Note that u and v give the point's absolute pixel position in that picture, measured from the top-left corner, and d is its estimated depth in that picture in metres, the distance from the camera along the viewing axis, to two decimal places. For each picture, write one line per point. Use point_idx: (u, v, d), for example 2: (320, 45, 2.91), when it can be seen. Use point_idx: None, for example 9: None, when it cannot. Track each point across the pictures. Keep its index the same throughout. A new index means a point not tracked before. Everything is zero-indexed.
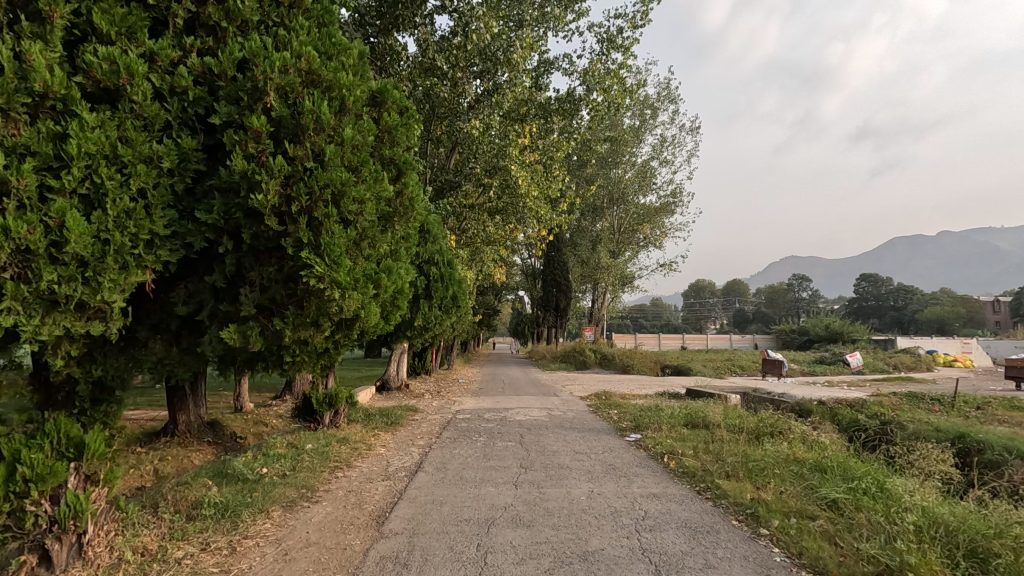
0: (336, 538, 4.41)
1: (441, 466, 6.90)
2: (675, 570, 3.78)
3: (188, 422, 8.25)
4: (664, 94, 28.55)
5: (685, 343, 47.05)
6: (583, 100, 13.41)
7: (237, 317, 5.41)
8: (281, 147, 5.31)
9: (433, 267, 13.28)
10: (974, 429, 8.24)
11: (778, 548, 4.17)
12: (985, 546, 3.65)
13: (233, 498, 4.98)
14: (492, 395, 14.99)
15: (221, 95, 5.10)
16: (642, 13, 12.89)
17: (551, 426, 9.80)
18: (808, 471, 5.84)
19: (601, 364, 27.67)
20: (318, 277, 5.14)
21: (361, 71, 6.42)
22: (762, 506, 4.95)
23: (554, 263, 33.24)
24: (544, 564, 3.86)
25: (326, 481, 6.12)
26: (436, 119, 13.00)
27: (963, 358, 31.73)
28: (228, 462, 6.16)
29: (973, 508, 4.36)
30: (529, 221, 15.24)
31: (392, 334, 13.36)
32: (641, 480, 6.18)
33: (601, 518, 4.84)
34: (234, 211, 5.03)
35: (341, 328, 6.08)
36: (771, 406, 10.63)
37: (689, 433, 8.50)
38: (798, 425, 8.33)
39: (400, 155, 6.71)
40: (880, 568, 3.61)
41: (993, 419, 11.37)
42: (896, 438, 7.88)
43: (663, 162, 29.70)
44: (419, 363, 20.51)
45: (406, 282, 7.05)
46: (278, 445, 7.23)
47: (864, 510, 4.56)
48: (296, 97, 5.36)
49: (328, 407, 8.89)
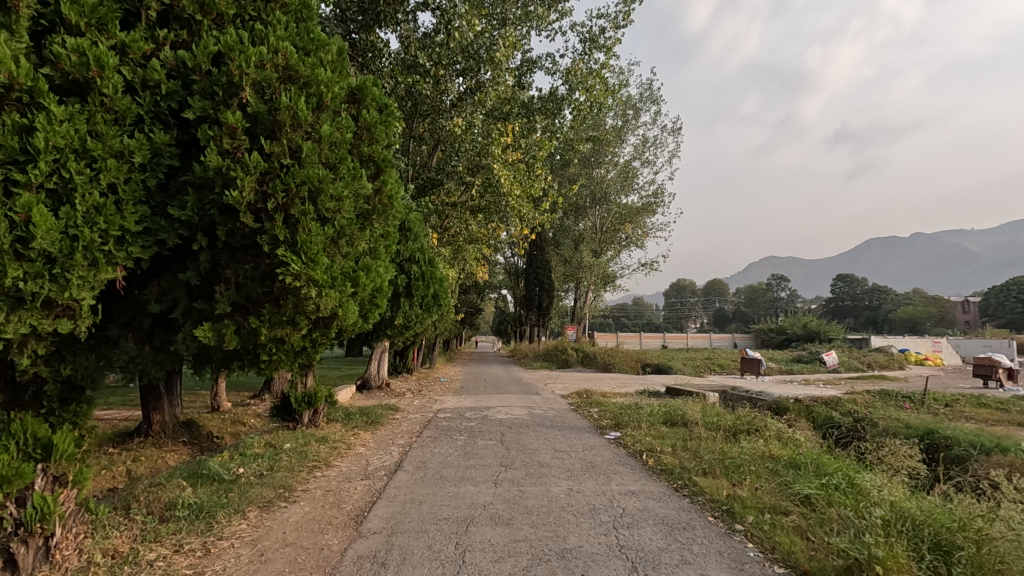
0: (313, 538, 4.37)
1: (421, 465, 6.86)
2: (652, 566, 3.82)
3: (163, 422, 8.08)
4: (647, 95, 28.73)
5: (666, 343, 47.42)
6: (565, 100, 13.52)
7: (212, 315, 5.34)
8: (257, 143, 5.24)
9: (414, 266, 13.19)
10: (942, 425, 8.47)
11: (752, 543, 4.24)
12: (949, 539, 3.76)
13: (208, 499, 4.91)
14: (472, 395, 14.92)
15: (195, 89, 5.01)
16: (624, 13, 13.00)
17: (532, 425, 9.82)
18: (783, 468, 5.96)
19: (582, 363, 27.76)
20: (294, 275, 5.12)
21: (340, 68, 6.38)
22: (737, 502, 5.03)
23: (536, 263, 33.26)
24: (523, 562, 3.87)
25: (304, 481, 6.06)
26: (419, 117, 12.95)
27: (933, 356, 32.62)
28: (203, 463, 6.06)
29: (940, 502, 4.49)
30: (511, 220, 15.24)
31: (373, 333, 13.26)
32: (620, 477, 6.24)
33: (580, 516, 4.88)
34: (209, 207, 4.94)
35: (318, 327, 6.02)
36: (748, 405, 10.80)
37: (668, 431, 8.56)
38: (774, 423, 8.47)
39: (379, 152, 6.64)
40: (849, 562, 3.67)
41: (961, 415, 11.72)
42: (868, 435, 8.07)
43: (645, 162, 29.94)
44: (401, 363, 20.39)
45: (385, 280, 7.01)
46: (254, 445, 7.12)
47: (836, 505, 4.66)
48: (273, 92, 5.29)
49: (307, 406, 8.78)
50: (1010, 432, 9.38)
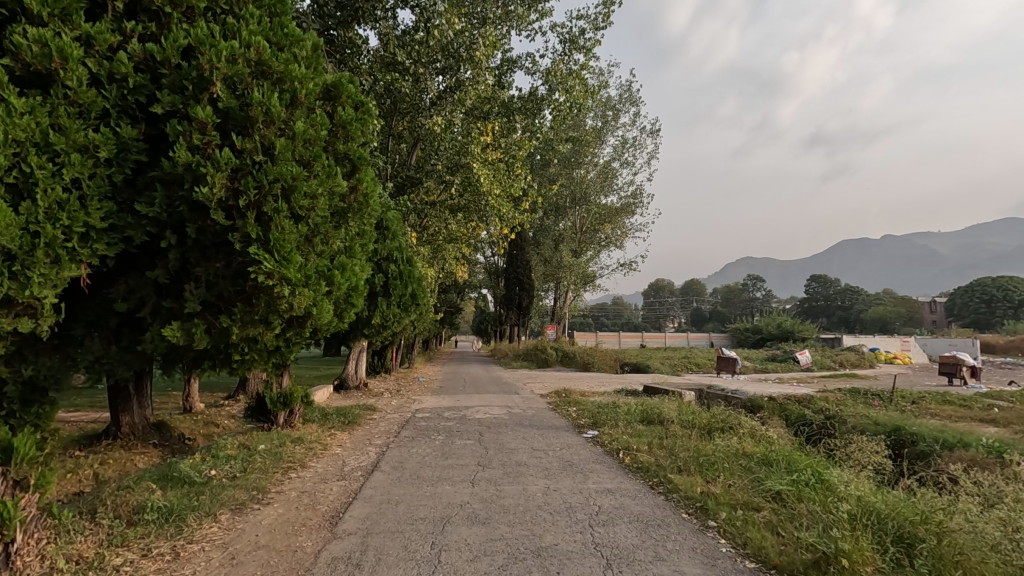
0: (286, 540, 4.31)
1: (398, 466, 6.81)
2: (627, 563, 3.87)
3: (132, 424, 7.87)
4: (626, 96, 28.88)
5: (644, 342, 47.88)
6: (545, 100, 13.60)
7: (182, 314, 5.23)
8: (228, 139, 5.15)
9: (392, 265, 13.11)
10: (909, 422, 8.71)
11: (725, 539, 4.32)
12: (911, 531, 3.87)
13: (178, 501, 4.80)
14: (451, 394, 14.83)
15: (164, 83, 4.90)
16: (604, 15, 13.10)
17: (510, 424, 9.84)
18: (756, 465, 6.08)
19: (562, 363, 27.89)
20: (267, 274, 5.07)
21: (315, 64, 6.30)
22: (710, 499, 5.11)
23: (516, 262, 33.30)
24: (498, 561, 3.87)
25: (279, 482, 5.97)
26: (398, 115, 12.87)
27: (902, 355, 33.52)
28: (173, 465, 5.92)
29: (904, 496, 4.63)
30: (491, 219, 15.20)
31: (350, 333, 13.15)
32: (597, 476, 6.28)
33: (556, 514, 4.91)
34: (178, 203, 4.85)
35: (292, 327, 5.95)
36: (723, 403, 11.00)
37: (644, 429, 8.66)
38: (748, 421, 8.64)
39: (355, 150, 6.57)
40: (817, 555, 3.75)
41: (926, 412, 12.09)
42: (837, 431, 8.28)
43: (625, 163, 30.16)
44: (379, 362, 20.24)
45: (361, 279, 6.96)
46: (227, 446, 6.97)
47: (806, 501, 4.76)
48: (245, 88, 5.21)
49: (283, 406, 8.65)
50: (972, 428, 9.73)
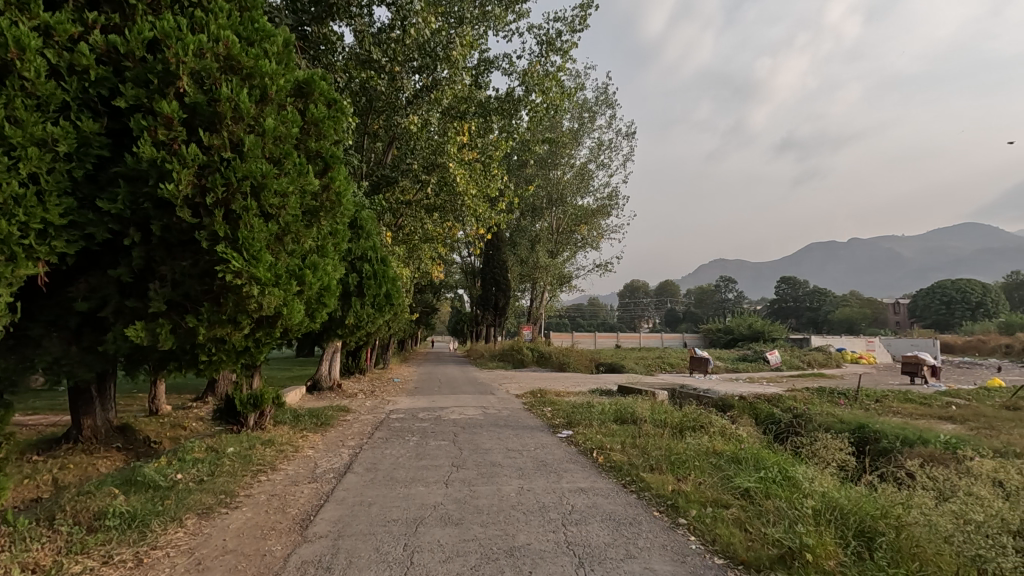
0: (255, 544, 4.24)
1: (371, 467, 6.75)
2: (598, 561, 3.90)
3: (94, 427, 7.62)
4: (602, 98, 29.09)
5: (619, 343, 48.38)
6: (522, 101, 13.64)
7: (146, 314, 5.10)
8: (195, 135, 5.04)
9: (366, 264, 13.00)
10: (872, 419, 8.98)
11: (694, 536, 4.39)
12: (872, 525, 4.00)
13: (142, 506, 4.67)
14: (427, 395, 14.76)
15: (128, 77, 4.77)
16: (580, 18, 13.21)
17: (485, 424, 9.82)
18: (725, 463, 6.20)
19: (537, 363, 27.98)
20: (235, 273, 5.00)
21: (286, 61, 6.20)
22: (681, 497, 5.19)
23: (493, 262, 33.33)
24: (471, 562, 3.87)
25: (247, 486, 5.86)
26: (373, 113, 12.75)
27: (867, 355, 34.58)
28: (137, 469, 5.75)
29: (866, 491, 4.77)
30: (467, 219, 15.15)
31: (323, 333, 12.97)
32: (570, 475, 6.32)
33: (529, 514, 4.93)
34: (142, 200, 4.75)
35: (262, 327, 5.85)
36: (695, 402, 11.18)
37: (618, 429, 8.75)
38: (718, 419, 8.80)
39: (327, 148, 6.51)
40: (783, 551, 3.85)
41: (888, 411, 12.49)
42: (804, 430, 8.50)
43: (601, 165, 30.41)
44: (353, 363, 20.01)
45: (333, 278, 6.90)
46: (195, 449, 6.81)
47: (773, 497, 4.88)
48: (213, 83, 5.10)
49: (253, 408, 8.47)
50: (931, 425, 10.07)
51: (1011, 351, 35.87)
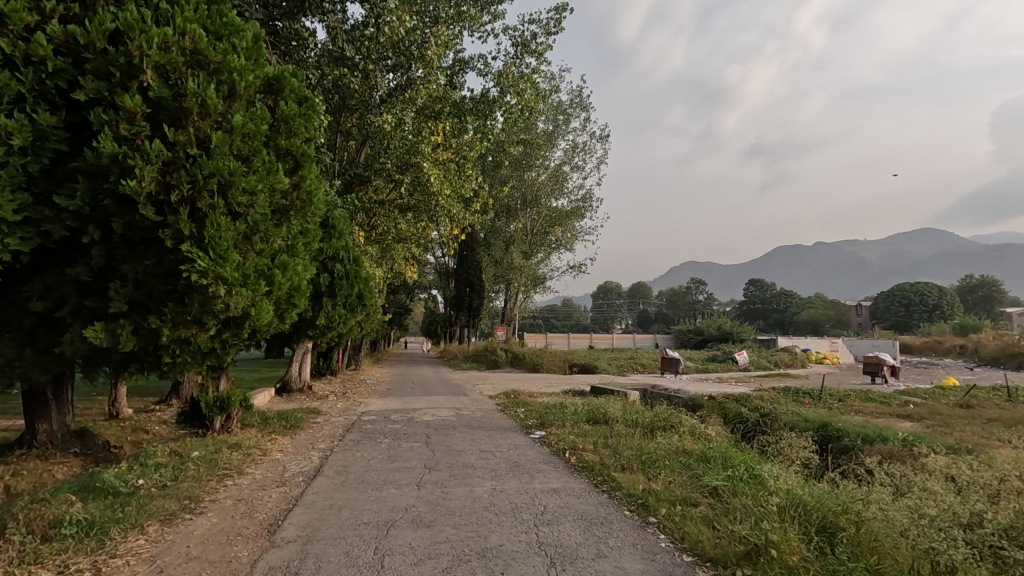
0: (220, 551, 4.14)
1: (342, 470, 6.66)
2: (569, 561, 3.93)
3: (50, 432, 7.32)
4: (576, 101, 29.32)
5: (592, 343, 48.79)
6: (496, 102, 13.66)
7: (106, 314, 4.93)
8: (159, 131, 4.90)
9: (338, 264, 12.84)
10: (835, 418, 9.26)
11: (664, 534, 4.46)
12: (833, 521, 4.13)
13: (101, 514, 4.50)
14: (399, 397, 14.61)
15: (88, 69, 4.60)
16: (555, 21, 13.29)
17: (458, 426, 9.79)
18: (694, 461, 6.30)
19: (511, 363, 28.03)
20: (201, 273, 4.87)
21: (256, 56, 6.08)
22: (651, 496, 5.26)
23: (467, 262, 33.27)
24: (443, 564, 3.85)
25: (213, 491, 5.71)
26: (346, 111, 12.58)
27: (830, 355, 35.70)
28: (95, 475, 5.55)
29: (829, 488, 4.93)
30: (441, 219, 15.06)
31: (294, 333, 12.74)
32: (542, 475, 6.35)
33: (502, 515, 4.93)
34: (102, 197, 4.59)
35: (228, 327, 5.71)
36: (666, 402, 11.35)
37: (590, 429, 8.83)
38: (688, 419, 8.96)
39: (298, 146, 6.40)
40: (749, 547, 3.95)
41: (850, 409, 12.91)
42: (770, 428, 8.72)
43: (575, 167, 30.63)
44: (324, 364, 19.71)
45: (303, 279, 6.79)
46: (157, 454, 6.61)
47: (740, 495, 4.99)
48: (178, 77, 4.95)
49: (220, 411, 8.25)
50: (890, 423, 10.45)
51: (965, 351, 37.45)
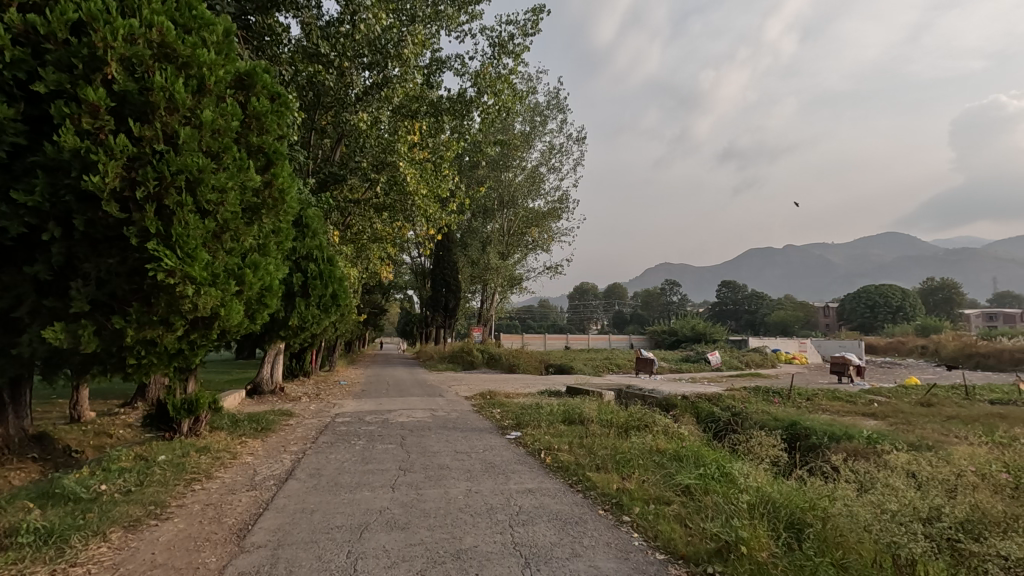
0: (187, 557, 4.03)
1: (315, 473, 6.55)
2: (543, 561, 3.95)
3: (7, 437, 7.00)
4: (554, 103, 29.43)
5: (568, 344, 49.11)
6: (473, 102, 13.64)
7: (66, 314, 4.77)
8: (124, 126, 4.76)
9: (312, 264, 12.66)
10: (803, 417, 9.49)
11: (637, 532, 4.51)
12: (801, 517, 4.25)
13: (61, 521, 4.35)
14: (374, 398, 14.47)
15: (48, 60, 4.44)
16: (532, 22, 13.32)
17: (433, 427, 9.74)
18: (668, 460, 6.38)
19: (487, 364, 28.00)
20: (168, 272, 4.75)
21: (226, 51, 5.95)
22: (626, 495, 5.32)
23: (444, 263, 33.14)
24: (417, 566, 3.83)
25: (180, 496, 5.56)
26: (321, 108, 12.42)
27: (798, 355, 36.63)
28: (55, 481, 5.35)
29: (796, 485, 5.05)
30: (417, 219, 14.93)
31: (265, 334, 12.50)
32: (517, 476, 6.36)
33: (477, 516, 4.92)
34: (63, 192, 4.46)
35: (196, 328, 5.58)
36: (640, 402, 11.49)
37: (565, 429, 8.89)
38: (662, 419, 9.08)
39: (270, 143, 6.28)
40: (720, 544, 4.03)
41: (817, 408, 13.26)
42: (741, 427, 8.89)
43: (552, 168, 30.74)
44: (297, 365, 19.37)
45: (276, 278, 6.67)
46: (121, 458, 6.40)
47: (711, 493, 5.08)
48: (145, 71, 4.82)
49: (188, 414, 8.04)
50: (854, 421, 10.76)
51: (926, 351, 38.83)
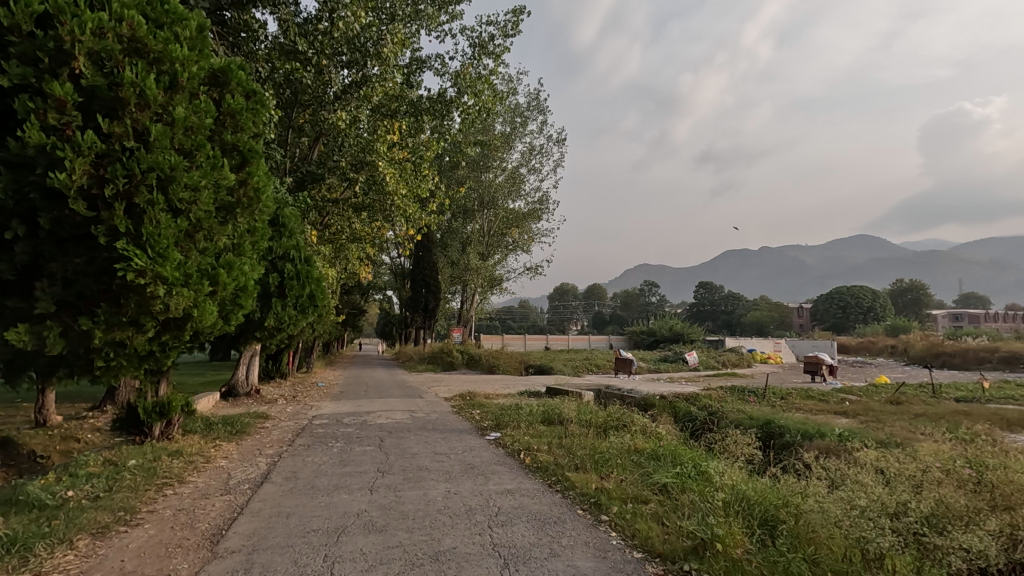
0: (157, 564, 3.94)
1: (291, 476, 6.46)
2: (522, 561, 3.95)
3: None
4: (534, 104, 29.48)
5: (548, 344, 49.26)
6: (453, 102, 13.59)
7: (31, 315, 4.66)
8: (93, 122, 4.65)
9: (289, 264, 12.51)
10: (777, 415, 9.66)
11: (615, 532, 4.55)
12: (774, 514, 4.36)
13: (24, 529, 4.21)
14: (353, 399, 14.33)
15: (12, 53, 4.31)
16: (512, 23, 13.32)
17: (412, 428, 9.67)
18: (645, 460, 6.43)
19: (467, 365, 27.93)
20: (138, 272, 4.64)
21: (200, 46, 5.83)
22: (604, 494, 5.35)
23: (424, 263, 32.95)
24: (395, 569, 3.80)
25: (151, 501, 5.43)
26: (298, 106, 12.27)
27: (774, 355, 37.33)
28: (19, 487, 5.18)
29: (770, 483, 5.14)
30: (396, 219, 14.82)
31: (241, 335, 12.28)
32: (497, 477, 6.35)
33: (455, 518, 4.90)
34: (28, 190, 4.37)
35: (168, 329, 5.46)
36: (619, 402, 11.57)
37: (545, 429, 8.92)
38: (640, 419, 9.16)
39: (246, 141, 6.18)
40: (696, 541, 4.10)
41: (791, 407, 13.52)
42: (717, 426, 9.02)
43: (533, 169, 30.81)
44: (273, 367, 19.05)
45: (251, 279, 6.55)
46: (89, 463, 6.23)
47: (688, 492, 5.14)
48: (114, 65, 4.70)
49: (159, 417, 7.85)
50: (827, 419, 11.00)
51: (895, 351, 39.89)
